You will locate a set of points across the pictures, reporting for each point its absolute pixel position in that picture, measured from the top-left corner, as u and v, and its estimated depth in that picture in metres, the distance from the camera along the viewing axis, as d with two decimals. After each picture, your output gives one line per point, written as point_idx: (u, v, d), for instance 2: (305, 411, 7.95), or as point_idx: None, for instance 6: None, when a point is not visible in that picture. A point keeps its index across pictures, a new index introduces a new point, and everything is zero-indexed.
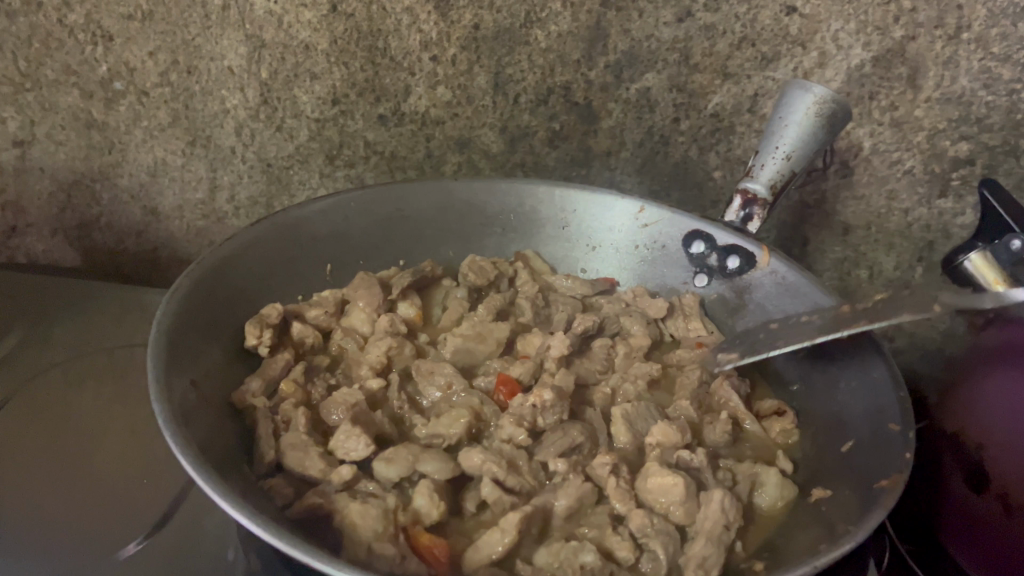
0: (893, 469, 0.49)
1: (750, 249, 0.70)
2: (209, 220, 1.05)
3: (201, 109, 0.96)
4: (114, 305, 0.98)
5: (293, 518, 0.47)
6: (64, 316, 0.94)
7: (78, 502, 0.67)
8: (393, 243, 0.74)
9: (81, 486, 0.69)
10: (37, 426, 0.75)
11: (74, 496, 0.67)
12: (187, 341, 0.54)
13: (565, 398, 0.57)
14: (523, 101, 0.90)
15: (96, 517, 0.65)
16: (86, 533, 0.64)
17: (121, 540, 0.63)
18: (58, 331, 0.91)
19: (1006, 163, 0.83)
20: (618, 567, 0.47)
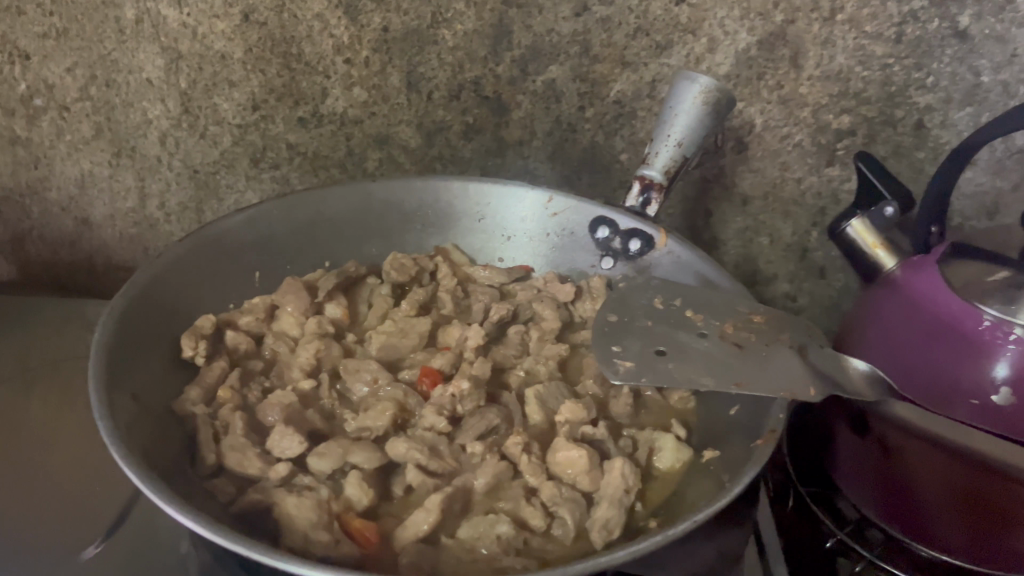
0: (769, 429, 0.55)
1: (649, 232, 0.77)
2: (142, 227, 1.06)
3: (124, 121, 0.98)
4: (47, 327, 1.00)
5: (237, 514, 0.52)
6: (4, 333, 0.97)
7: (37, 509, 0.71)
8: (318, 245, 0.78)
9: (37, 495, 0.72)
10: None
11: (33, 500, 0.72)
12: (123, 361, 0.57)
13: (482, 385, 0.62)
14: (436, 98, 0.94)
15: (58, 520, 0.70)
16: (49, 535, 0.68)
17: (82, 538, 0.68)
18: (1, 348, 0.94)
19: (883, 132, 0.91)
20: (532, 534, 0.54)
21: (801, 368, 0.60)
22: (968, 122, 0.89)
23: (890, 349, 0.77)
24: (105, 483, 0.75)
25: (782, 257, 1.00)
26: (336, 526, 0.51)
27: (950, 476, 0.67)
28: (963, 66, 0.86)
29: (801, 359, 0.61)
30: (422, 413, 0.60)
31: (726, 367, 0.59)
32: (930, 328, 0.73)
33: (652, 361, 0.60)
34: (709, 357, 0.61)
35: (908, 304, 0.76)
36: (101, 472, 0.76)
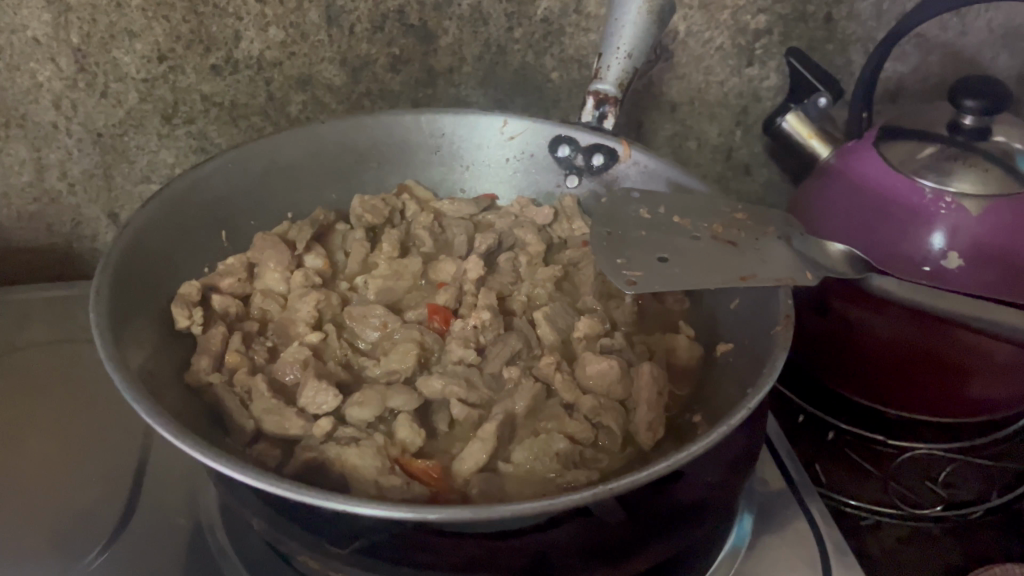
0: (781, 313, 0.59)
1: (611, 145, 0.78)
2: (42, 203, 0.98)
3: (10, 87, 0.88)
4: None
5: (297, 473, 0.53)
6: None
7: (28, 524, 0.69)
8: (278, 197, 0.75)
9: (23, 509, 0.70)
10: None
11: (26, 514, 0.70)
12: (125, 339, 0.55)
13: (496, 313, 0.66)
14: (358, 30, 0.90)
15: (60, 529, 0.68)
16: (56, 546, 0.67)
17: (93, 543, 0.67)
18: None
19: (796, 29, 0.94)
20: (583, 446, 0.57)
21: (790, 256, 0.64)
22: (871, 12, 0.94)
23: (837, 228, 0.81)
24: (91, 488, 0.73)
25: (709, 159, 1.05)
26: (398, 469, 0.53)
27: (917, 338, 0.74)
28: None
29: (787, 248, 0.65)
30: (447, 349, 0.63)
31: (726, 261, 0.63)
32: (875, 204, 0.78)
33: (657, 267, 0.62)
34: (708, 254, 0.64)
35: (847, 184, 0.81)
36: (83, 479, 0.74)
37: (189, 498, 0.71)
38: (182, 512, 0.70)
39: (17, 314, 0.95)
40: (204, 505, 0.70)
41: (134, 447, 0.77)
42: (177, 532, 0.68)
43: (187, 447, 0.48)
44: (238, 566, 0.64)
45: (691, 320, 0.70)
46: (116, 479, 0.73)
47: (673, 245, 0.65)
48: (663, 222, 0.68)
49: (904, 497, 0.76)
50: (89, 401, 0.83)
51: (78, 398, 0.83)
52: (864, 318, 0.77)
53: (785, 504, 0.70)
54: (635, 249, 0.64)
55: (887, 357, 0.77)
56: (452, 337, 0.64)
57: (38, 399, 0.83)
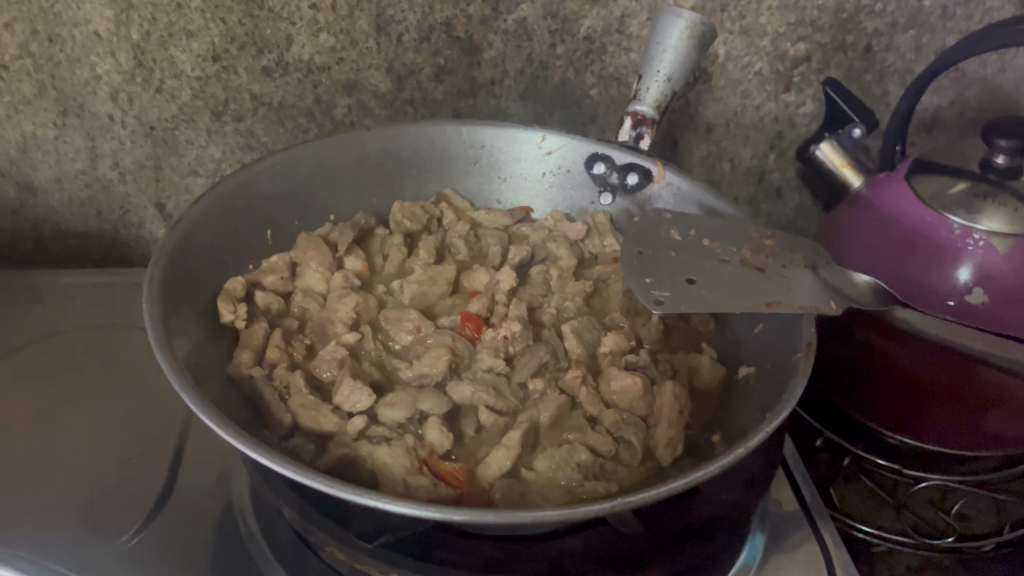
0: (804, 342, 0.60)
1: (647, 165, 0.80)
2: (93, 189, 1.01)
3: (70, 78, 0.91)
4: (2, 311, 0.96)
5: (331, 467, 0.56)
6: None
7: (71, 501, 0.72)
8: (321, 199, 0.78)
9: (67, 486, 0.73)
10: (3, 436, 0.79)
11: (69, 491, 0.73)
12: (174, 330, 0.58)
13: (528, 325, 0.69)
14: (406, 40, 0.93)
15: (101, 507, 0.71)
16: (96, 522, 0.70)
17: (132, 522, 0.70)
18: None
19: (835, 58, 0.96)
20: (602, 459, 0.59)
21: (815, 283, 0.65)
22: (911, 45, 0.95)
23: (865, 258, 0.82)
24: (130, 468, 0.76)
25: (741, 181, 1.07)
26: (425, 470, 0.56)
27: (936, 374, 0.75)
28: None
29: (813, 276, 0.67)
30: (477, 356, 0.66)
31: (752, 287, 0.64)
32: (903, 237, 0.79)
33: (683, 288, 0.64)
34: (735, 278, 0.65)
35: (877, 215, 0.82)
36: (122, 461, 0.77)
37: (221, 484, 0.74)
38: (215, 497, 0.73)
39: (64, 296, 0.99)
40: (235, 492, 0.73)
41: (172, 433, 0.80)
42: (209, 517, 0.71)
43: (228, 435, 0.50)
44: (265, 552, 0.67)
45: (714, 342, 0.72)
46: (154, 462, 0.77)
47: (702, 268, 0.66)
48: (693, 245, 0.70)
49: (916, 527, 0.78)
50: (129, 386, 0.86)
51: (119, 381, 0.87)
52: (885, 348, 0.78)
53: (796, 525, 0.72)
54: (665, 270, 0.66)
55: (905, 387, 0.78)
56: (483, 345, 0.66)
57: (80, 382, 0.87)
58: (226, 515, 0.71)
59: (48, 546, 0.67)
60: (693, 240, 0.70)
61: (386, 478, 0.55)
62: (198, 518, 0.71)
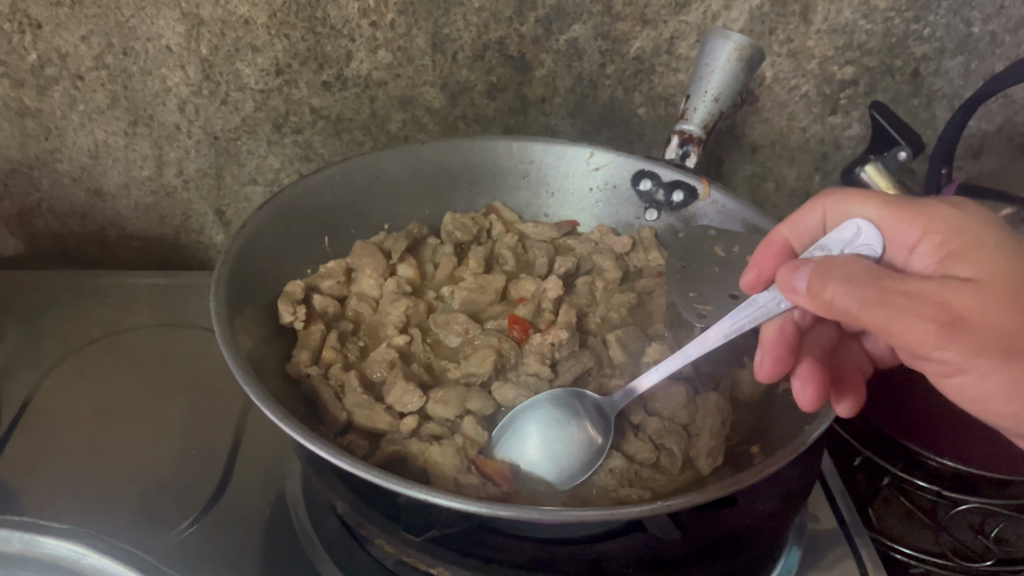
0: None
1: (693, 183, 0.81)
2: (159, 196, 1.06)
3: (141, 90, 0.96)
4: (71, 309, 1.01)
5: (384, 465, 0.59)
6: (44, 318, 0.99)
7: (133, 490, 0.76)
8: (375, 208, 0.82)
9: (129, 477, 0.77)
10: (70, 429, 0.83)
11: (131, 482, 0.77)
12: (237, 328, 0.61)
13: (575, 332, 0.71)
14: (460, 58, 0.96)
15: (161, 497, 0.75)
16: (157, 511, 0.73)
17: (191, 510, 0.73)
18: (47, 334, 0.97)
19: (883, 81, 0.97)
20: (640, 466, 0.62)
21: None
22: (960, 71, 0.96)
23: None
24: (188, 459, 0.80)
25: (785, 201, 1.09)
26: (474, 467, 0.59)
27: None
28: (956, 18, 0.91)
29: None
30: (523, 358, 0.69)
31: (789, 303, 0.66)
32: None
33: (728, 304, 0.66)
34: None
35: None
36: (181, 454, 0.80)
37: (275, 478, 0.78)
38: (268, 490, 0.76)
39: (128, 296, 1.04)
40: (288, 486, 0.76)
41: (229, 428, 0.84)
42: (263, 509, 0.74)
43: (289, 429, 0.53)
44: (316, 545, 0.70)
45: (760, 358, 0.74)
46: (211, 456, 0.80)
47: (743, 285, 0.68)
48: (736, 260, 0.71)
49: (953, 548, 0.80)
50: (187, 383, 0.90)
51: (178, 377, 0.91)
52: None
53: (833, 540, 0.73)
54: (707, 289, 0.69)
55: None
56: (529, 351, 0.69)
57: (142, 378, 0.91)
58: (279, 507, 0.74)
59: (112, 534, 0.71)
60: (736, 255, 0.72)
61: (435, 475, 0.58)
62: (252, 508, 0.74)
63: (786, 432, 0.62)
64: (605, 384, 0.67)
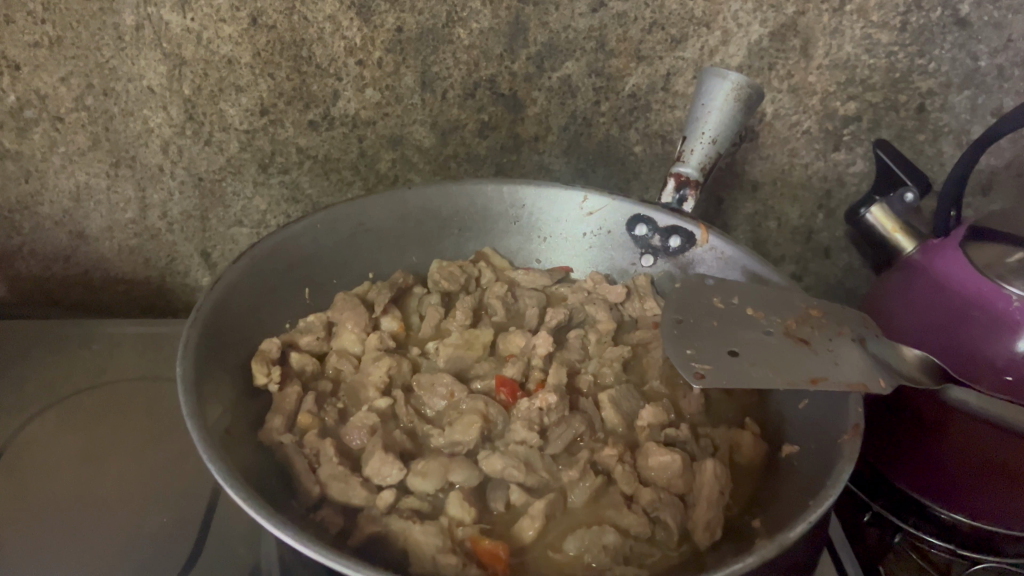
0: (852, 423, 0.58)
1: (689, 228, 0.79)
2: (142, 238, 1.03)
3: (124, 131, 0.93)
4: (50, 356, 0.97)
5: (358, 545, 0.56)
6: (23, 365, 0.96)
7: (104, 550, 0.72)
8: (360, 257, 0.80)
9: (102, 535, 0.74)
10: (46, 478, 0.80)
11: (102, 540, 0.73)
12: (205, 395, 0.58)
13: (564, 395, 0.67)
14: (450, 96, 0.93)
15: (133, 560, 0.71)
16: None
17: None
18: (27, 380, 0.94)
19: (887, 117, 0.93)
20: (635, 541, 0.58)
21: (862, 361, 0.63)
22: (966, 105, 0.92)
23: (914, 325, 0.80)
24: (163, 517, 0.76)
25: (789, 239, 1.05)
26: (459, 549, 0.55)
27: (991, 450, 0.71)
28: (962, 52, 0.89)
29: (862, 351, 0.65)
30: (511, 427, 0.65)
31: (790, 359, 0.63)
32: (956, 306, 0.76)
33: (725, 362, 0.62)
34: (778, 352, 0.64)
35: (929, 286, 0.79)
36: (158, 512, 0.77)
37: (252, 541, 0.74)
38: (244, 554, 0.72)
39: (110, 342, 1.01)
40: (264, 551, 0.72)
41: (207, 485, 0.80)
42: None
43: (250, 509, 0.49)
44: None
45: (759, 417, 0.71)
46: (187, 515, 0.76)
47: (743, 339, 0.65)
48: (735, 312, 0.68)
49: None
50: (168, 434, 0.87)
51: (161, 428, 0.88)
52: (942, 421, 0.74)
53: None
54: (705, 339, 0.65)
55: (959, 465, 0.75)
56: (518, 416, 0.65)
57: (124, 427, 0.88)
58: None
59: None
60: (736, 307, 0.69)
61: (415, 556, 0.54)
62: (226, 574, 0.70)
63: (787, 502, 0.59)
64: (597, 449, 0.64)
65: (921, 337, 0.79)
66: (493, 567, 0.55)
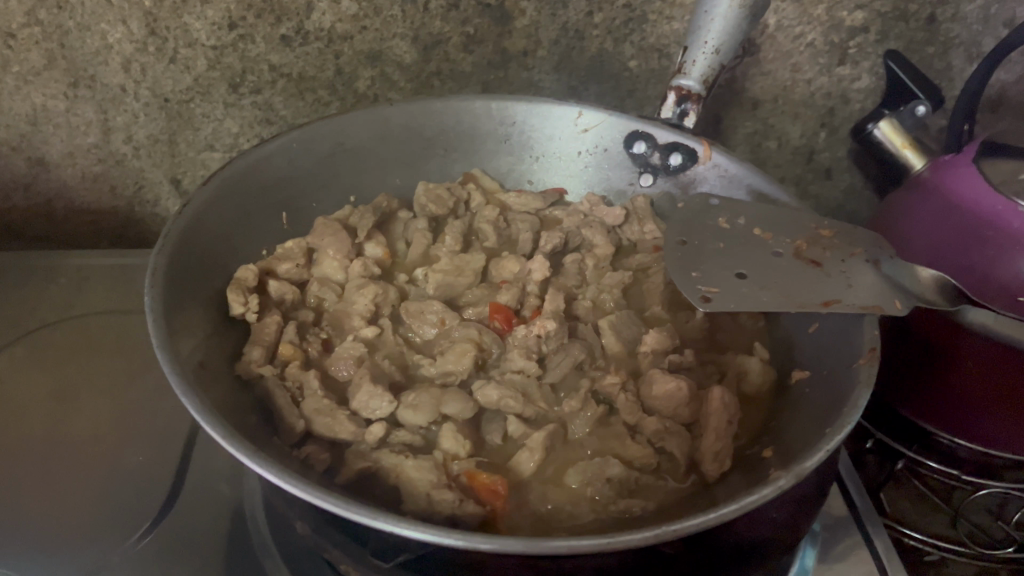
0: (868, 347, 0.55)
1: (692, 145, 0.75)
2: (107, 164, 0.96)
3: (80, 48, 0.85)
4: (15, 292, 0.92)
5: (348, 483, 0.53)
6: None
7: (81, 489, 0.69)
8: (341, 180, 0.75)
9: (77, 473, 0.70)
10: (16, 415, 0.76)
11: (77, 479, 0.70)
12: (177, 325, 0.54)
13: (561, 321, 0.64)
14: (433, 7, 0.86)
15: (110, 499, 0.68)
16: (105, 514, 0.66)
17: (142, 514, 0.67)
18: None
19: (896, 29, 0.88)
20: (640, 472, 0.56)
21: (878, 282, 0.59)
22: (978, 15, 0.86)
23: (922, 245, 0.75)
24: (141, 454, 0.72)
25: (789, 160, 1.00)
26: (455, 486, 0.52)
27: (1004, 375, 0.68)
28: None
29: (875, 272, 0.61)
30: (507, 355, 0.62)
31: (801, 283, 0.59)
32: (968, 226, 0.72)
33: (732, 285, 0.58)
34: (789, 274, 0.60)
35: (941, 203, 0.75)
36: (134, 448, 0.73)
37: (234, 477, 0.70)
38: (227, 492, 0.69)
39: (78, 275, 0.96)
40: (248, 489, 0.69)
41: (185, 419, 0.77)
42: (218, 518, 0.66)
43: (229, 447, 0.45)
44: (276, 557, 0.63)
45: (766, 342, 0.68)
46: (165, 450, 0.73)
47: (750, 260, 0.61)
48: (741, 232, 0.64)
49: (972, 536, 0.74)
50: (142, 368, 0.82)
51: (136, 361, 0.83)
52: (950, 345, 0.71)
53: (844, 531, 0.66)
54: (710, 261, 0.61)
55: (970, 389, 0.71)
56: (515, 344, 0.62)
57: (97, 361, 0.83)
58: (237, 516, 0.67)
59: (53, 542, 0.64)
60: (742, 228, 0.65)
61: (408, 492, 0.52)
62: (206, 510, 0.67)
63: (797, 430, 0.56)
64: (597, 380, 0.61)
65: (929, 256, 0.74)
66: (490, 504, 0.53)
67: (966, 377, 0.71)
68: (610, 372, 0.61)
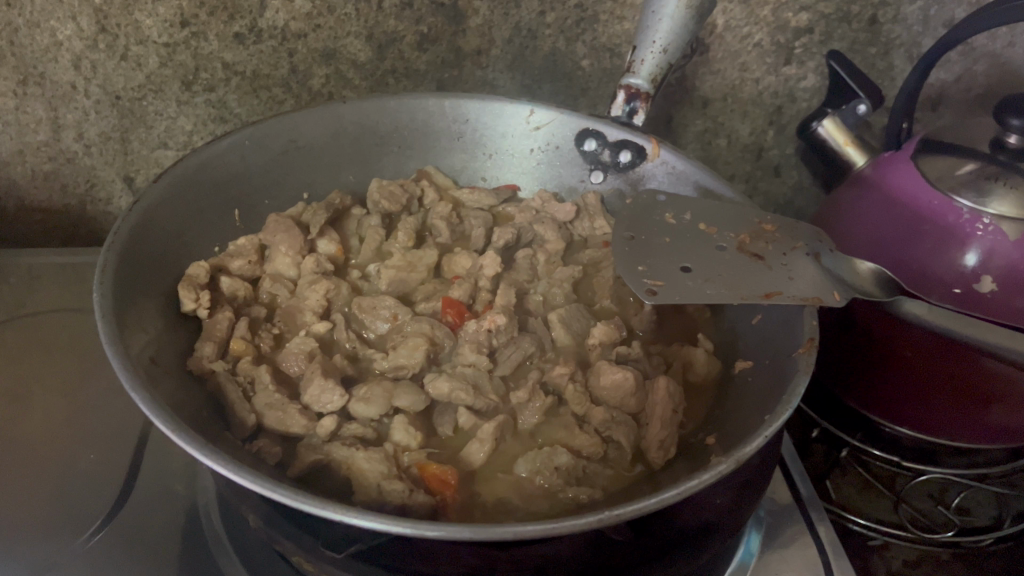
0: (807, 338, 0.57)
1: (640, 142, 0.76)
2: (57, 162, 0.95)
3: (30, 45, 0.84)
4: None
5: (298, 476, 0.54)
6: None
7: (32, 488, 0.68)
8: (294, 177, 0.76)
9: (29, 472, 0.70)
10: None
11: (28, 477, 0.69)
12: (126, 320, 0.54)
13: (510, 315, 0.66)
14: (387, 6, 0.86)
15: (62, 497, 0.68)
16: (58, 512, 0.66)
17: (94, 511, 0.66)
18: None
19: (839, 29, 0.90)
20: (588, 461, 0.58)
21: (818, 274, 0.61)
22: (918, 17, 0.89)
23: (863, 240, 0.78)
24: (93, 452, 0.72)
25: (738, 157, 1.03)
26: (405, 476, 0.54)
27: (943, 366, 0.71)
28: None
29: (816, 265, 0.62)
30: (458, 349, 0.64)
31: (744, 275, 0.61)
32: (907, 221, 0.74)
33: (678, 278, 0.60)
34: (731, 268, 0.61)
35: (881, 199, 0.77)
36: (87, 446, 0.73)
37: (188, 474, 0.70)
38: (180, 490, 0.69)
39: (28, 274, 0.95)
40: (202, 485, 0.69)
41: (138, 417, 0.76)
42: (171, 514, 0.66)
43: (180, 441, 0.45)
44: (231, 552, 0.63)
45: (711, 334, 0.70)
46: (118, 448, 0.73)
47: (695, 254, 0.63)
48: (687, 228, 0.66)
49: (915, 521, 0.76)
50: (95, 366, 0.82)
51: (89, 360, 0.83)
52: (888, 336, 0.74)
53: (790, 517, 0.68)
54: (657, 255, 0.63)
55: (911, 379, 0.74)
56: (465, 337, 0.64)
57: (48, 361, 0.83)
58: (191, 512, 0.67)
59: (4, 541, 0.63)
60: (688, 223, 0.67)
61: (359, 483, 0.53)
62: (159, 505, 0.68)
63: (739, 419, 0.58)
64: (546, 374, 0.63)
65: (871, 249, 0.77)
66: (442, 494, 0.54)
67: (907, 366, 0.73)
68: (559, 364, 0.63)
